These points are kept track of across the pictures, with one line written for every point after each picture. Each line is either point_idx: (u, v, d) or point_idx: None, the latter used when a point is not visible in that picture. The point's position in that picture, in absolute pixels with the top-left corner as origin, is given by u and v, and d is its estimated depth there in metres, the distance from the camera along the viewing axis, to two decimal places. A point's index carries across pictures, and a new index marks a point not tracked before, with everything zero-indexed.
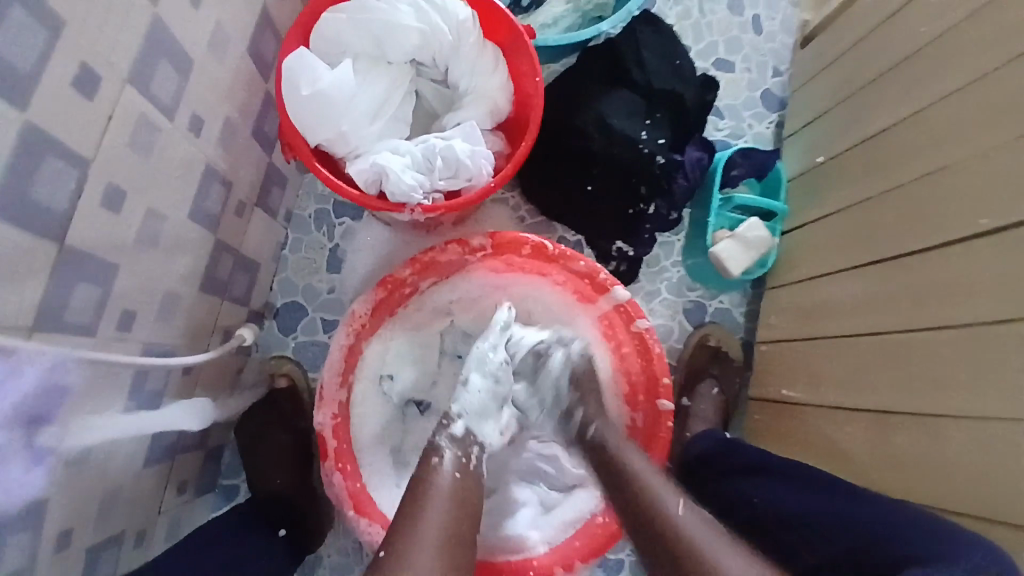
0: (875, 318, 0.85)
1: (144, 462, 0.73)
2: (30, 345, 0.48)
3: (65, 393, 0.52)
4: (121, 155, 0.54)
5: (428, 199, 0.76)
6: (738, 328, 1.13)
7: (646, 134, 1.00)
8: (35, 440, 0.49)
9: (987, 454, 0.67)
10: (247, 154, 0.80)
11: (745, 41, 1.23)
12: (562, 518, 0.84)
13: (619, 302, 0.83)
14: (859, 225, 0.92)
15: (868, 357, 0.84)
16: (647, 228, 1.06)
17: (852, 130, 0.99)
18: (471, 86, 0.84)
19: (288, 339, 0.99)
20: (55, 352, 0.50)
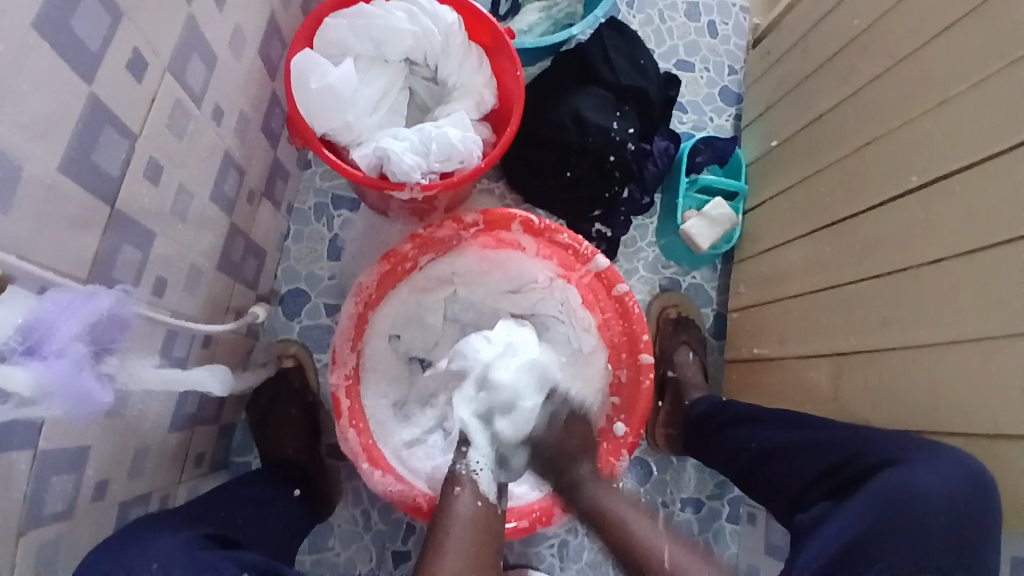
0: (828, 275, 0.96)
1: (173, 426, 0.78)
2: (91, 286, 0.55)
3: (125, 330, 0.59)
4: (161, 134, 0.62)
5: (426, 179, 0.85)
6: (710, 301, 1.23)
7: (618, 124, 1.09)
8: (103, 366, 0.55)
9: (927, 375, 0.78)
10: (258, 146, 0.88)
11: (702, 43, 1.36)
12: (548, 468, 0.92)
13: (601, 270, 0.92)
14: (810, 196, 1.03)
15: (826, 309, 0.95)
16: (622, 212, 1.16)
17: (799, 115, 1.11)
18: (459, 82, 0.93)
19: (293, 323, 1.07)
20: (116, 291, 0.58)
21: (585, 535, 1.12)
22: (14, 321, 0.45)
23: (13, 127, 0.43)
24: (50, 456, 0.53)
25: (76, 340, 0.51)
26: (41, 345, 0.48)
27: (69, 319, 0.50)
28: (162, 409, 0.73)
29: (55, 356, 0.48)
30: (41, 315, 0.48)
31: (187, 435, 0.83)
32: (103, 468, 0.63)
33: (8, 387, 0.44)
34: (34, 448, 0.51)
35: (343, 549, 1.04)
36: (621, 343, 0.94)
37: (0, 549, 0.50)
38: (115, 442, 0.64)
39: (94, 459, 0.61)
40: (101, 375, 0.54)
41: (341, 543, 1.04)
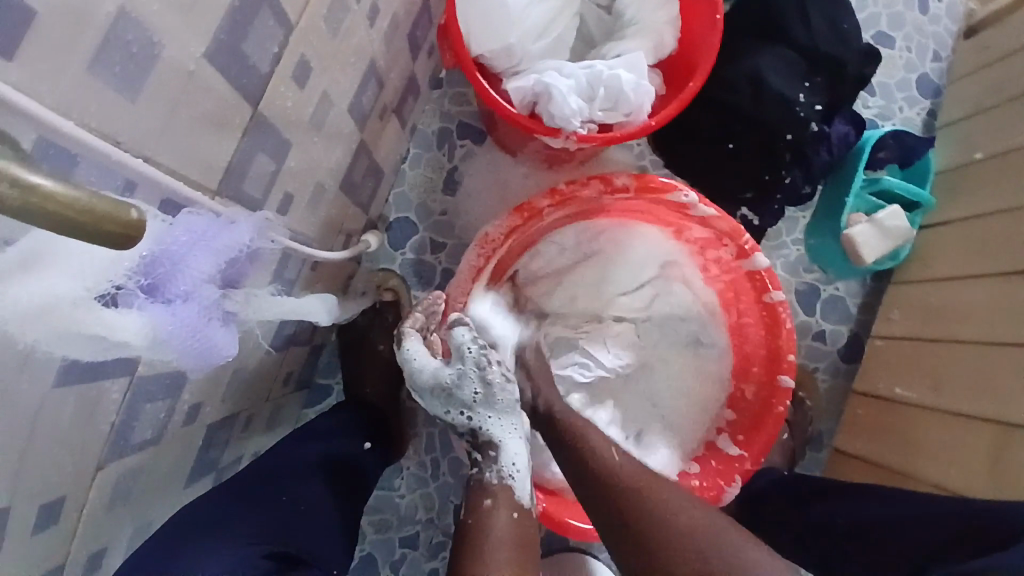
0: (1021, 330, 0.80)
1: (269, 349, 0.72)
2: (221, 209, 0.47)
3: (247, 260, 0.52)
4: (316, 29, 0.52)
5: (585, 128, 0.72)
6: (847, 319, 1.08)
7: (804, 97, 0.93)
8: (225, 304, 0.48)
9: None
10: (400, 57, 0.77)
11: (908, 17, 1.13)
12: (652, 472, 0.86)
13: (756, 270, 0.80)
14: (1019, 228, 0.85)
15: (1010, 367, 0.79)
16: (777, 200, 0.99)
17: (1023, 124, 0.90)
18: (637, 18, 0.79)
19: (396, 255, 0.99)
20: (246, 215, 0.51)
21: None
22: (131, 255, 0.38)
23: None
24: (146, 382, 0.47)
25: (202, 281, 0.44)
26: (158, 282, 0.41)
27: (192, 255, 0.43)
28: (263, 333, 0.67)
29: (170, 301, 0.41)
30: (161, 250, 0.40)
31: (279, 357, 0.79)
32: (198, 392, 0.58)
33: (121, 333, 0.37)
34: (132, 374, 0.45)
35: (408, 492, 1.01)
36: (760, 355, 0.85)
37: (84, 475, 0.45)
38: (213, 367, 0.59)
39: (191, 383, 0.56)
40: (223, 313, 0.48)
41: (407, 486, 1.01)
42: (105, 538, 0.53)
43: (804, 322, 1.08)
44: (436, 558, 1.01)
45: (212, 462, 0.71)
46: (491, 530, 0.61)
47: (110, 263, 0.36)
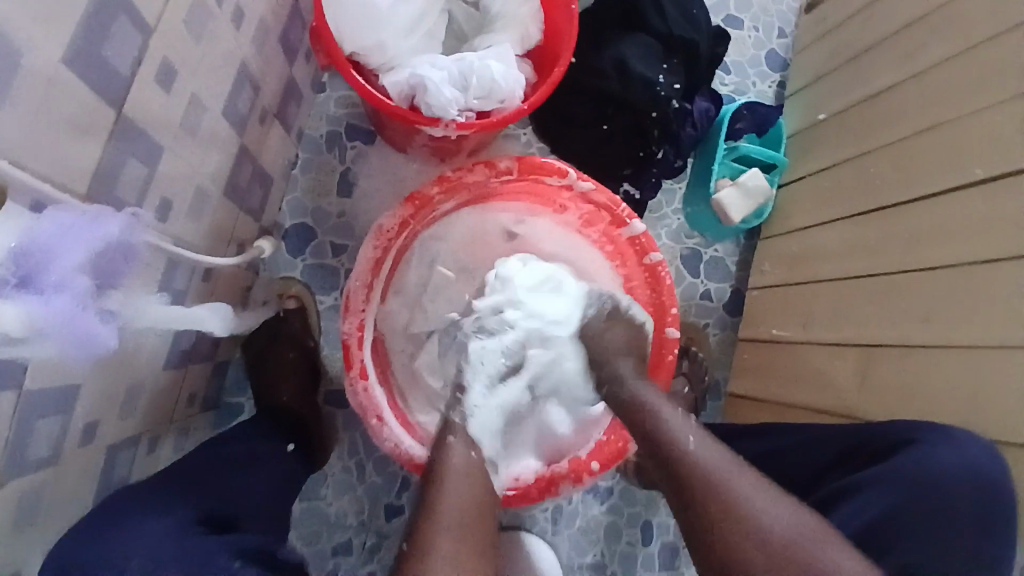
0: (866, 262, 0.92)
1: (166, 364, 0.71)
2: (89, 207, 0.46)
3: (128, 259, 0.51)
4: (177, 31, 0.52)
5: (464, 116, 0.77)
6: (729, 277, 1.20)
7: (664, 78, 1.02)
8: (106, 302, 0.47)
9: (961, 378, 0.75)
10: (275, 61, 0.78)
11: (753, 1, 1.26)
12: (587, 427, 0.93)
13: (636, 235, 0.89)
14: (856, 177, 0.98)
15: (861, 296, 0.92)
16: (653, 173, 1.10)
17: (852, 89, 1.04)
18: (503, 11, 0.84)
19: (297, 261, 0.99)
20: (120, 215, 0.50)
21: (580, 501, 1.11)
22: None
23: (17, 4, 0.35)
24: (36, 394, 0.47)
25: (80, 272, 0.43)
26: (31, 269, 0.40)
27: (65, 242, 0.43)
28: (159, 345, 0.66)
29: (51, 287, 0.41)
30: (23, 237, 0.40)
31: (181, 373, 0.77)
32: (93, 408, 0.57)
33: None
34: (17, 387, 0.44)
35: (335, 498, 1.01)
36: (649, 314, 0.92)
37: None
38: (108, 381, 0.57)
39: (83, 398, 0.55)
40: (107, 311, 0.48)
41: (333, 493, 1.01)
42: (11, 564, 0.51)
43: (689, 284, 1.19)
44: (372, 558, 1.01)
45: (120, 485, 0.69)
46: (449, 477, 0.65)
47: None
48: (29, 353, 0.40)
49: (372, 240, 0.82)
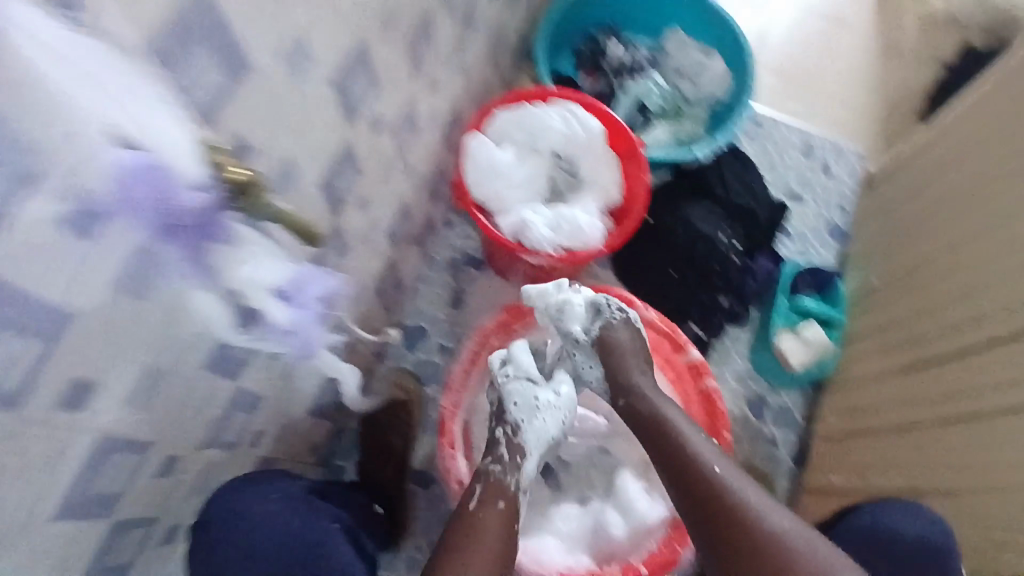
0: (906, 412, 1.02)
1: (308, 408, 0.93)
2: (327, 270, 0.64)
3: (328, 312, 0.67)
4: (375, 176, 0.82)
5: (555, 251, 1.01)
6: (795, 425, 1.28)
7: (724, 236, 1.24)
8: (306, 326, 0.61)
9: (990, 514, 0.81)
10: (423, 201, 1.08)
11: (817, 182, 1.50)
12: (638, 536, 1.01)
13: (693, 361, 1.06)
14: (904, 337, 1.11)
15: (900, 444, 1.00)
16: (719, 317, 1.27)
17: (899, 262, 1.20)
18: (592, 178, 1.10)
19: (410, 355, 1.23)
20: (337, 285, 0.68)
21: None
22: (283, 272, 0.54)
23: (318, 161, 0.63)
24: (239, 393, 0.70)
25: (316, 301, 0.59)
26: (296, 292, 0.57)
27: (316, 281, 0.59)
28: (309, 391, 0.89)
29: (299, 306, 0.57)
30: (297, 270, 0.57)
31: (313, 421, 0.99)
32: (260, 422, 0.78)
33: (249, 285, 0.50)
34: (232, 381, 0.67)
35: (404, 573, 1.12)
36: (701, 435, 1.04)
37: (185, 451, 0.66)
38: (275, 403, 0.80)
39: (260, 410, 0.77)
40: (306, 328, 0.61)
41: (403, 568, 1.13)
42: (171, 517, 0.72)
43: (754, 426, 1.28)
44: None
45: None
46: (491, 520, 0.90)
47: (274, 273, 0.52)
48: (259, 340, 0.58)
49: (476, 341, 1.06)
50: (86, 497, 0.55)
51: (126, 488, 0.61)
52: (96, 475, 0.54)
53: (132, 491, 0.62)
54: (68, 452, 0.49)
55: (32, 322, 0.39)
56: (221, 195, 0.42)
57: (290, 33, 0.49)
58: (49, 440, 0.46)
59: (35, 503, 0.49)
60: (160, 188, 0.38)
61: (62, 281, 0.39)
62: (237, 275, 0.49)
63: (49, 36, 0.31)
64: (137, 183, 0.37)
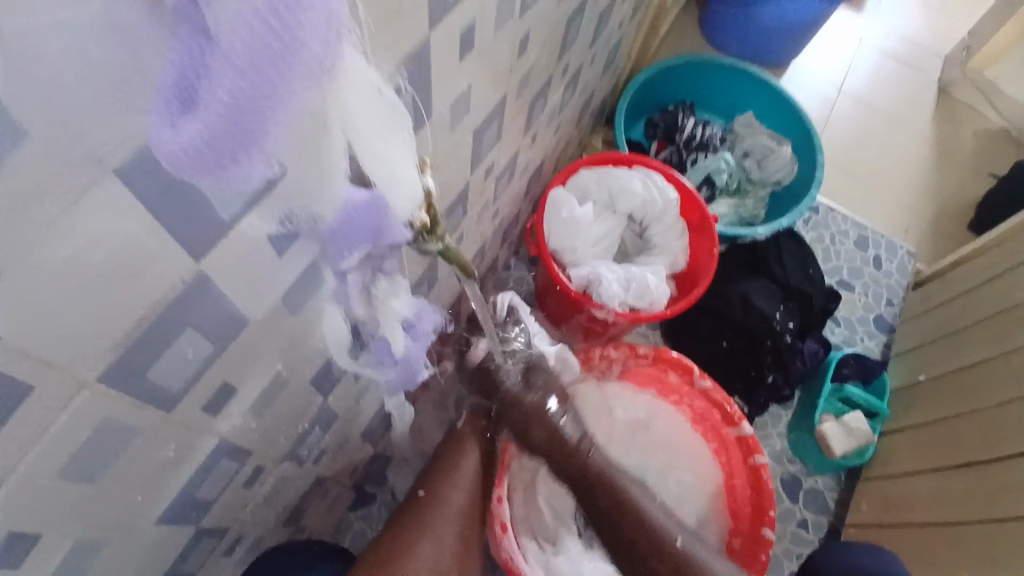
0: (957, 507, 1.03)
1: (363, 430, 0.93)
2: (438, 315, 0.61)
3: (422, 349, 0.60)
4: (472, 217, 0.85)
5: (620, 307, 1.04)
6: (826, 510, 1.26)
7: (780, 315, 1.26)
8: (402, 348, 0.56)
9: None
10: (496, 242, 1.11)
11: (866, 271, 1.53)
12: None
13: (742, 435, 1.04)
14: (956, 432, 1.11)
15: (949, 537, 1.01)
16: (763, 394, 1.28)
17: (950, 360, 1.22)
18: (662, 243, 1.14)
19: None
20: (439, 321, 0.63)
21: None
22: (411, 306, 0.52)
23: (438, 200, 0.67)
24: (326, 413, 0.71)
25: (428, 334, 0.58)
26: (416, 326, 0.56)
27: (430, 312, 0.58)
28: (370, 413, 0.89)
29: (414, 339, 0.56)
30: (418, 303, 0.55)
31: (362, 444, 0.99)
32: (330, 439, 0.79)
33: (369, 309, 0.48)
34: (325, 402, 0.68)
35: None
36: (746, 511, 1.03)
37: (270, 467, 0.63)
38: (344, 424, 0.81)
39: (333, 430, 0.78)
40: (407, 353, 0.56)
41: None
42: (241, 532, 0.67)
43: (787, 507, 1.26)
44: None
45: (294, 516, 0.86)
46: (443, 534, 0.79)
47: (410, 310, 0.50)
48: (367, 365, 0.57)
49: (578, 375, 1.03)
50: (186, 509, 0.50)
51: (216, 502, 0.56)
52: (198, 487, 0.50)
53: (219, 504, 0.57)
54: (189, 459, 0.45)
55: (209, 325, 0.37)
56: (410, 239, 0.41)
57: (465, 86, 0.55)
58: (180, 443, 0.42)
59: (144, 514, 0.44)
60: (376, 227, 0.38)
61: (249, 284, 0.38)
62: (390, 311, 0.48)
63: (369, 114, 0.32)
64: (355, 225, 0.37)
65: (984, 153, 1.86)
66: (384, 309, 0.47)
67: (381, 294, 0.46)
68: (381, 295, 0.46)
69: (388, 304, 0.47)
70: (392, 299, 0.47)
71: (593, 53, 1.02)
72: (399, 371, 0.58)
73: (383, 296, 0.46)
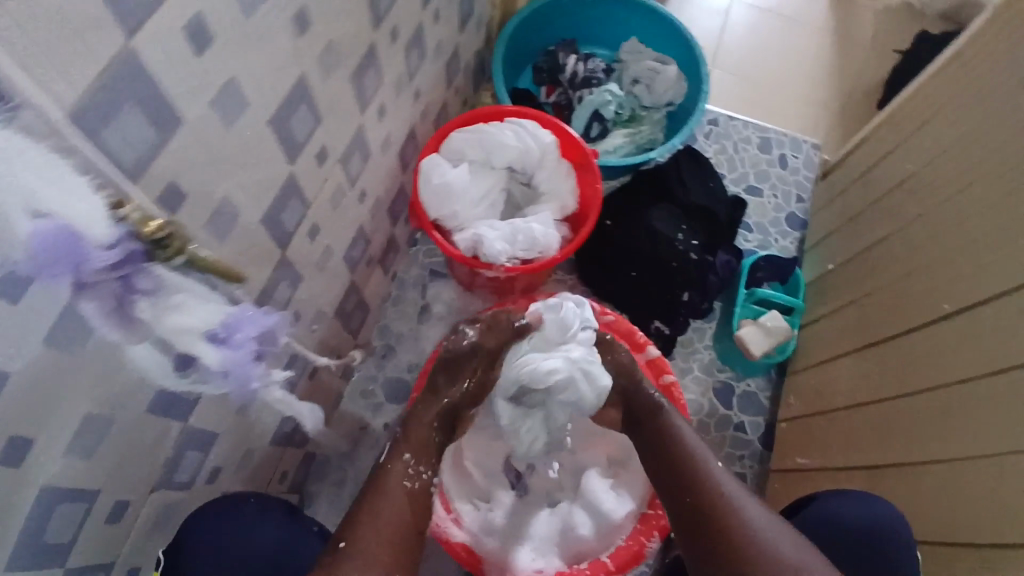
0: (874, 388, 1.03)
1: (273, 436, 0.94)
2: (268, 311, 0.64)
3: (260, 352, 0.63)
4: (323, 206, 0.84)
5: (510, 262, 1.03)
6: (762, 411, 1.29)
7: (682, 236, 1.26)
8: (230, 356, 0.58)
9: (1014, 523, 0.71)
10: (382, 223, 1.11)
11: (771, 174, 1.53)
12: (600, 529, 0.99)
13: (653, 358, 1.05)
14: (865, 314, 1.11)
15: (870, 420, 1.01)
16: (682, 314, 1.28)
17: (856, 243, 1.22)
18: (549, 189, 1.13)
19: (379, 373, 1.24)
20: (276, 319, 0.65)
21: None
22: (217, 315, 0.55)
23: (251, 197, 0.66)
24: (195, 431, 0.71)
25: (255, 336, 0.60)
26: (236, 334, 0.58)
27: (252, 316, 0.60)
28: (269, 419, 0.89)
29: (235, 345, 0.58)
30: (227, 312, 0.57)
31: (281, 448, 0.99)
32: (221, 454, 0.80)
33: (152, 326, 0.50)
34: (185, 422, 0.68)
35: None
36: None
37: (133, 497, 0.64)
38: (236, 436, 0.82)
39: (218, 445, 0.78)
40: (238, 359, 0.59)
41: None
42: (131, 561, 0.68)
43: (723, 415, 1.27)
44: None
45: None
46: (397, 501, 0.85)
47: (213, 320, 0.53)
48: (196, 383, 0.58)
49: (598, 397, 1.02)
50: None
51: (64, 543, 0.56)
52: None
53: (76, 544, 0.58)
54: None
55: None
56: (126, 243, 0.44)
57: (224, 80, 0.54)
58: None
59: None
60: (75, 246, 0.41)
61: None
62: (169, 324, 0.50)
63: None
64: (50, 247, 0.39)
65: (885, 29, 1.84)
66: (163, 322, 0.49)
67: (152, 312, 0.48)
68: (156, 315, 0.49)
69: (164, 316, 0.49)
70: (169, 310, 0.49)
71: (432, 13, 0.99)
72: (242, 380, 0.61)
73: (152, 311, 0.48)
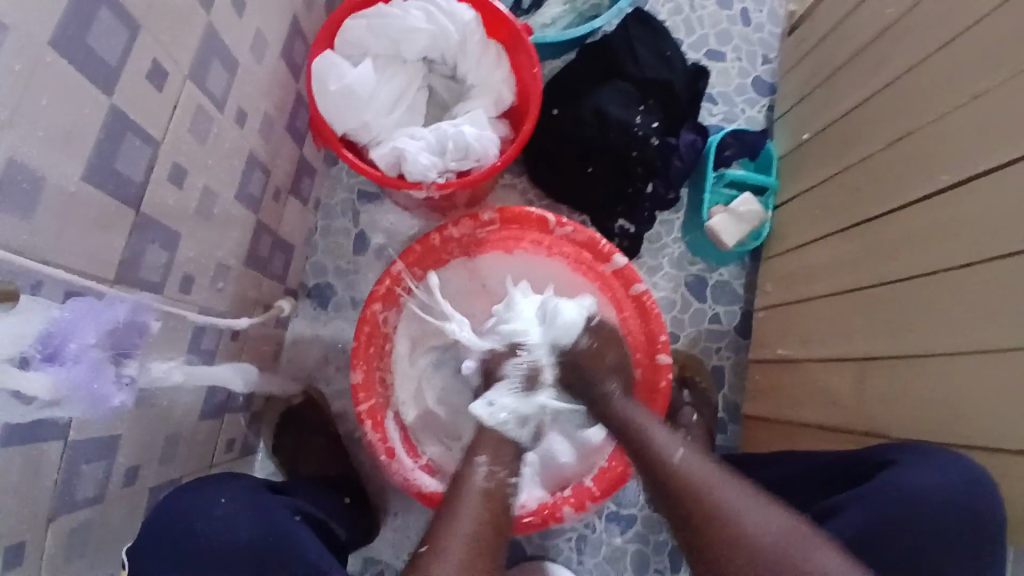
0: (855, 274, 0.93)
1: (201, 415, 0.82)
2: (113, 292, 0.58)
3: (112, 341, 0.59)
4: (183, 140, 0.64)
5: (442, 177, 0.87)
6: (737, 299, 1.21)
7: (641, 119, 1.10)
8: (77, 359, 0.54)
9: None
10: (284, 146, 0.91)
11: (734, 32, 1.33)
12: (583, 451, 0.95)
13: (619, 267, 0.94)
14: (844, 190, 0.98)
15: (850, 309, 0.92)
16: (647, 207, 1.14)
17: (833, 107, 1.07)
18: (478, 80, 0.93)
19: (320, 315, 1.10)
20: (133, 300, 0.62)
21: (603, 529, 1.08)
22: (37, 324, 0.49)
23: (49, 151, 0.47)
24: (81, 444, 0.58)
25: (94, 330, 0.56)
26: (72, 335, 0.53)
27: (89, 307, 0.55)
28: (185, 401, 0.76)
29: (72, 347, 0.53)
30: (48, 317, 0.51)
31: (217, 422, 0.88)
32: (131, 452, 0.68)
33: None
34: (63, 439, 0.56)
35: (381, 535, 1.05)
36: (641, 342, 0.94)
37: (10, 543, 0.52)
38: (145, 431, 0.69)
39: (123, 447, 0.66)
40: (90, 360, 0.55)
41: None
42: None
43: (697, 309, 1.20)
44: None
45: None
46: (458, 511, 0.69)
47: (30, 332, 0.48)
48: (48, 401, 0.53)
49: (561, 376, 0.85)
50: None
51: None
52: None
53: None
54: None
55: None
56: None
57: None
58: None
59: None
60: None
61: None
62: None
63: None
64: None
65: None
66: None
67: None
68: None
69: None
70: None
71: None
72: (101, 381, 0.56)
73: None
